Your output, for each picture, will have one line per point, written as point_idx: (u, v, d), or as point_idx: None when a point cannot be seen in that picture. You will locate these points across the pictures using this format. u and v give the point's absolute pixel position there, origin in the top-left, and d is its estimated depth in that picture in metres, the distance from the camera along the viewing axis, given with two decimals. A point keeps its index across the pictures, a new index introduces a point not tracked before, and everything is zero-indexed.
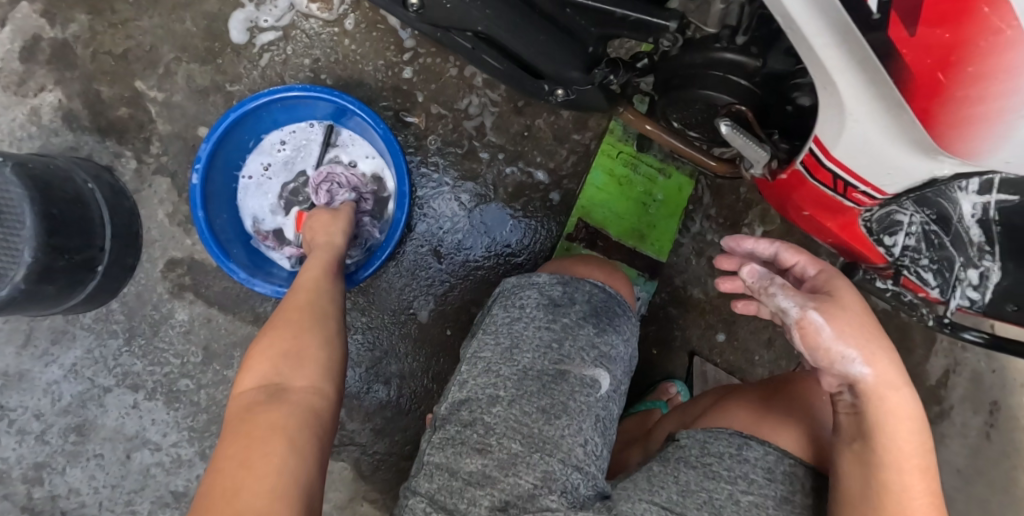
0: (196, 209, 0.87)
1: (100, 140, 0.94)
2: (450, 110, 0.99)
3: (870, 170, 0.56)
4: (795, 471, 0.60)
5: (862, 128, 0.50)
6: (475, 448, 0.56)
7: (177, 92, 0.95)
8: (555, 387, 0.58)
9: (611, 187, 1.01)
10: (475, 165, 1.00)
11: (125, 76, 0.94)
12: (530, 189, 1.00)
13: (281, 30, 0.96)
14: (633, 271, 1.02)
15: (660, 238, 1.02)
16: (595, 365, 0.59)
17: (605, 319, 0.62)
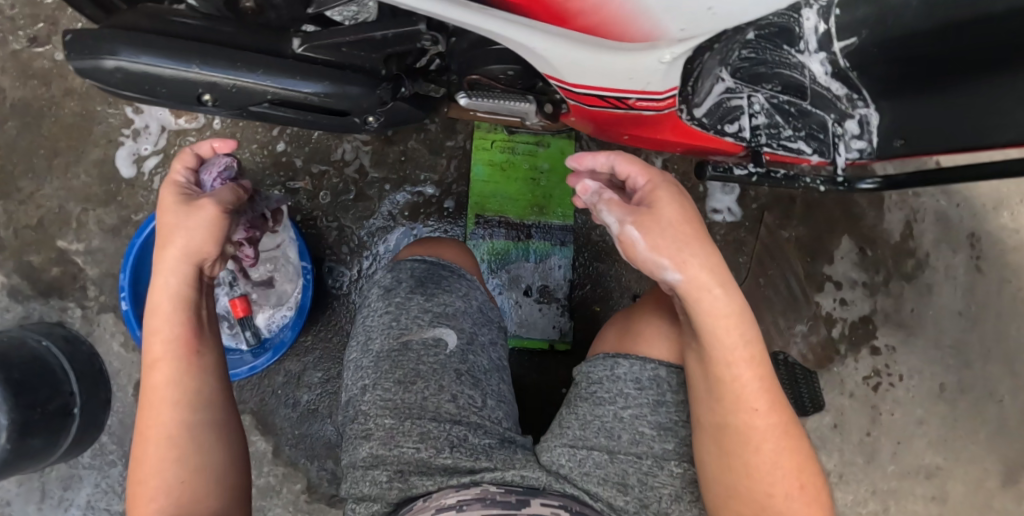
0: (134, 332, 0.96)
1: (45, 302, 1.04)
2: (329, 163, 1.07)
3: (611, 83, 0.63)
4: (660, 374, 0.66)
5: (556, 52, 0.58)
6: (364, 437, 0.67)
7: (93, 237, 1.05)
8: (405, 359, 0.68)
9: (497, 175, 1.07)
10: (369, 204, 1.07)
11: (47, 240, 1.04)
12: (424, 204, 1.07)
13: (162, 152, 1.06)
14: (546, 243, 1.07)
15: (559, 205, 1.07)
16: (434, 325, 0.69)
17: (430, 287, 0.72)
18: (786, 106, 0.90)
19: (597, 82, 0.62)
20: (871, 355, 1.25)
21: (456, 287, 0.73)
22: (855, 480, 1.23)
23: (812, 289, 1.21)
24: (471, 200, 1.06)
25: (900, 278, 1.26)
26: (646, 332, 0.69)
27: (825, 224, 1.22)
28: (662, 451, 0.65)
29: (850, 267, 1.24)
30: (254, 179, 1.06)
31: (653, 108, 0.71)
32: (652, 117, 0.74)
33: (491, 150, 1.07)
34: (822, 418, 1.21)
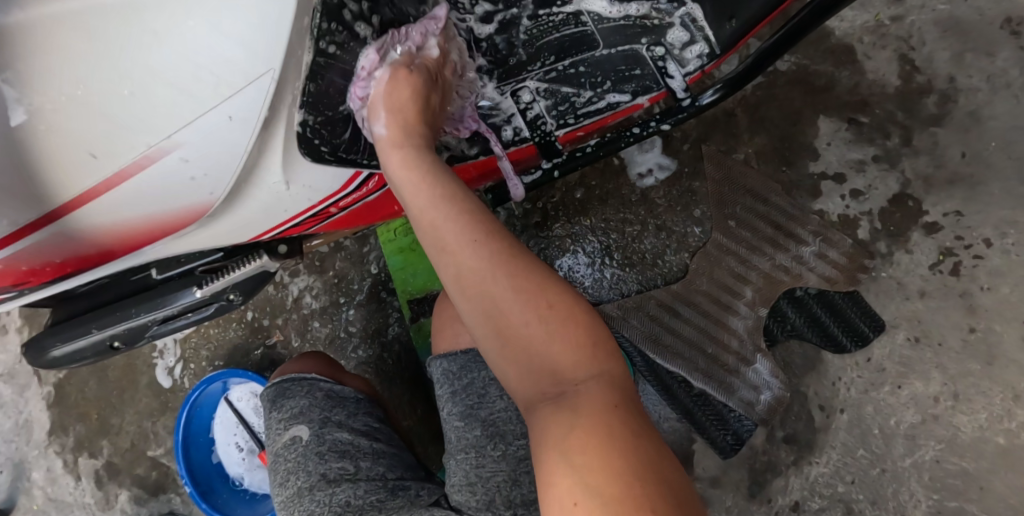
0: (201, 505, 1.09)
1: (157, 504, 1.26)
2: (286, 309, 1.15)
3: (276, 221, 0.63)
4: (447, 370, 0.88)
5: (197, 241, 0.61)
6: (289, 504, 0.87)
7: (167, 441, 1.25)
8: (290, 452, 0.90)
9: (411, 257, 1.05)
10: (328, 330, 1.12)
11: (138, 457, 1.26)
12: (374, 311, 1.10)
13: (179, 356, 1.23)
14: None
15: None
16: (294, 426, 0.91)
17: (286, 392, 0.95)
18: (572, 70, 0.77)
19: (265, 225, 0.63)
20: (929, 235, 0.97)
21: (301, 389, 0.95)
22: (978, 391, 0.95)
23: (806, 197, 0.99)
24: (400, 289, 1.05)
25: (924, 126, 0.99)
26: (441, 327, 0.94)
27: (786, 119, 1.01)
28: (475, 439, 0.83)
29: (846, 149, 1.00)
30: (246, 350, 1.17)
31: (368, 193, 0.68)
32: (394, 189, 0.70)
33: (396, 238, 1.05)
34: (901, 334, 0.96)
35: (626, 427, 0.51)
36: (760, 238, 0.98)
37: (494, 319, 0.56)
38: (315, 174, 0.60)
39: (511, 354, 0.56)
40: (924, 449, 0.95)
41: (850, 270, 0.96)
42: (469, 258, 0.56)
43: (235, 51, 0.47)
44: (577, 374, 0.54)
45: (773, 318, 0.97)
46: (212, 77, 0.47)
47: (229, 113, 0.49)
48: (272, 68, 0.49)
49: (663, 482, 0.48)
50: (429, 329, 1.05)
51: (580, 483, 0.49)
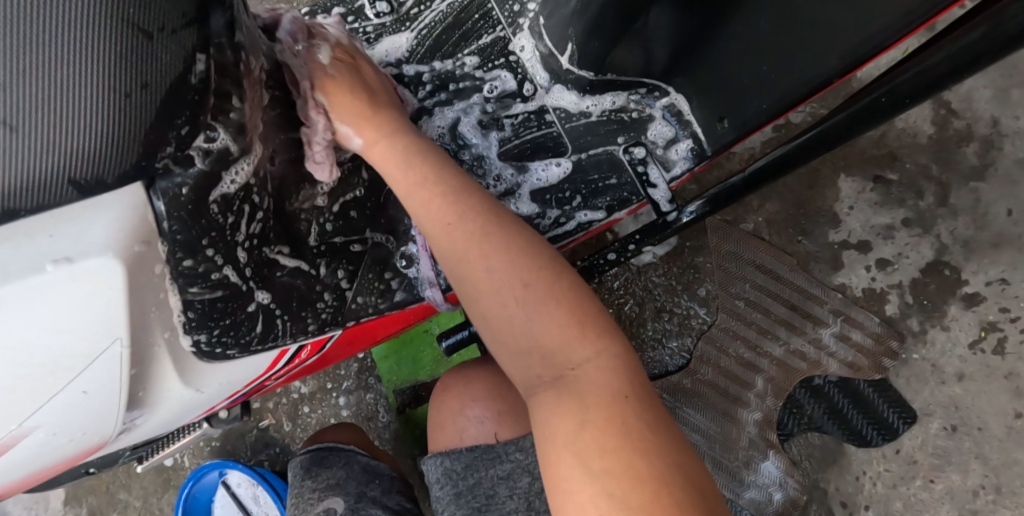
0: None
1: None
2: (278, 392, 1.10)
3: (193, 413, 0.57)
4: (448, 469, 0.69)
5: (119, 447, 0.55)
6: None
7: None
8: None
9: (393, 346, 0.99)
10: (319, 416, 1.08)
11: None
12: (364, 398, 1.05)
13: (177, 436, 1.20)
14: None
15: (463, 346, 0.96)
16: (326, 499, 0.85)
17: (319, 464, 0.91)
18: (540, 183, 0.68)
19: (179, 419, 0.57)
20: (969, 308, 0.86)
21: (339, 459, 0.92)
22: None
23: (826, 269, 0.89)
24: (385, 378, 1.00)
25: (964, 181, 0.87)
26: (441, 424, 0.75)
27: (800, 181, 0.90)
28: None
29: (871, 212, 0.88)
30: (240, 433, 1.13)
31: (303, 361, 0.63)
32: (333, 349, 0.65)
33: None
34: (937, 421, 0.86)
35: (628, 409, 0.47)
36: (772, 320, 0.88)
37: (502, 304, 0.52)
38: (218, 375, 0.52)
39: (531, 335, 0.51)
40: None
41: (875, 353, 0.86)
42: (489, 236, 0.53)
43: (70, 337, 0.38)
44: (584, 354, 0.50)
45: (788, 408, 0.88)
46: (45, 370, 0.38)
47: (85, 388, 0.41)
48: (119, 337, 0.40)
49: (682, 474, 0.44)
50: (418, 419, 1.00)
51: (603, 493, 0.44)
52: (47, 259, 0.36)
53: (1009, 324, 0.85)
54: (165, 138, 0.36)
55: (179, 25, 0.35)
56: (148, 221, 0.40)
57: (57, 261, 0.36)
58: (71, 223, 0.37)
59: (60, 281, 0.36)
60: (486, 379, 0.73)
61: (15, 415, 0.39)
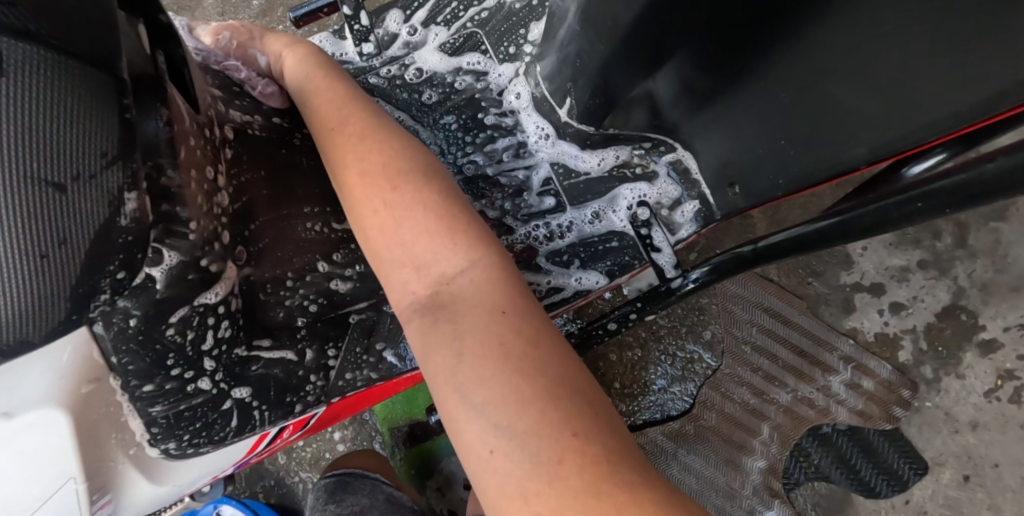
0: None
1: None
2: None
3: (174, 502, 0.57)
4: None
5: None
6: None
7: None
8: None
9: None
10: (315, 449, 1.06)
11: None
12: (359, 433, 1.02)
13: None
14: None
15: None
16: None
17: (341, 490, 0.85)
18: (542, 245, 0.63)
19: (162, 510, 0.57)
20: (985, 356, 0.83)
21: (363, 487, 0.85)
22: None
23: (836, 313, 0.85)
24: (377, 416, 0.96)
25: (983, 220, 0.83)
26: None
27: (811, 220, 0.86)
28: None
29: (886, 253, 0.84)
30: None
31: (288, 442, 0.61)
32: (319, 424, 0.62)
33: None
34: (950, 471, 0.83)
35: (537, 325, 0.41)
36: (778, 365, 0.85)
37: (376, 214, 0.46)
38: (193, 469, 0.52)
39: (412, 261, 0.45)
40: None
41: (886, 401, 0.83)
42: (382, 157, 0.47)
43: (20, 480, 0.40)
44: (457, 261, 0.44)
45: (794, 457, 0.85)
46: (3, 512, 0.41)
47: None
48: (73, 475, 0.41)
49: (584, 401, 0.38)
50: (410, 460, 0.96)
51: (490, 426, 0.38)
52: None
53: None
54: (96, 288, 0.32)
55: (99, 167, 0.30)
56: (94, 361, 0.41)
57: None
58: (17, 376, 0.39)
59: (8, 432, 0.39)
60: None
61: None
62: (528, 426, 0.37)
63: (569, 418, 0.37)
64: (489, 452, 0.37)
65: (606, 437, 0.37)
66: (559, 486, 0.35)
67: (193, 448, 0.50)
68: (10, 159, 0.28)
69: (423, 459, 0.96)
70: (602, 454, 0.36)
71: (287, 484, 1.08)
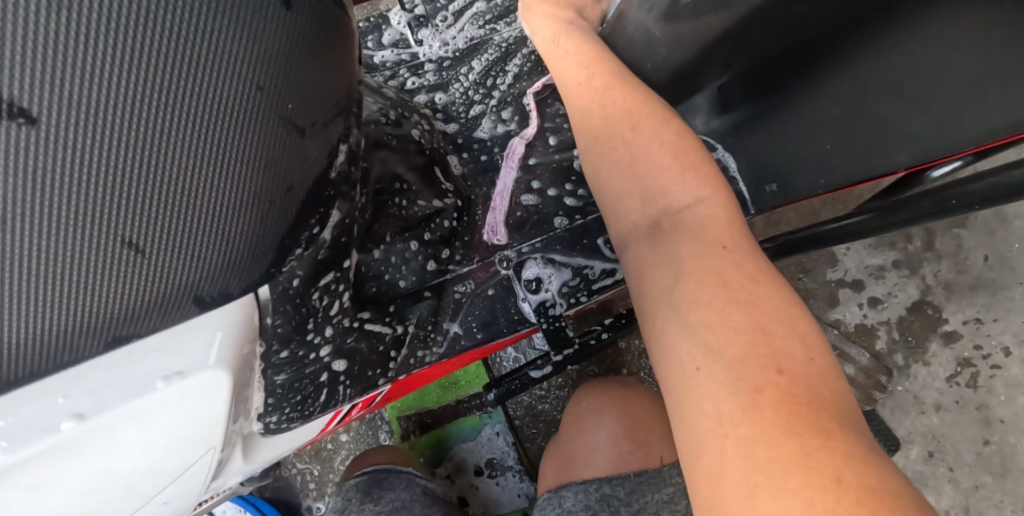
0: None
1: None
2: None
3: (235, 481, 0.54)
4: (606, 494, 0.74)
5: None
6: None
7: None
8: None
9: None
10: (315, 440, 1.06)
11: None
12: (364, 423, 1.03)
13: None
14: (475, 414, 0.96)
15: (470, 376, 0.95)
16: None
17: (377, 485, 0.86)
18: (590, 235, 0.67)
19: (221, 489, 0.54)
20: (947, 345, 0.94)
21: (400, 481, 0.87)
22: (991, 505, 0.92)
23: (823, 305, 0.94)
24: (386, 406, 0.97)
25: (948, 226, 0.95)
26: (584, 452, 0.80)
27: None
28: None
29: (866, 253, 0.94)
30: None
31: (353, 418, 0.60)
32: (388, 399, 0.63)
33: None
34: (918, 448, 0.93)
35: (756, 273, 0.48)
36: None
37: (637, 190, 0.54)
38: (276, 445, 0.51)
39: (655, 198, 0.53)
40: None
41: (867, 386, 0.92)
42: (659, 137, 0.54)
43: (166, 452, 0.37)
44: (687, 199, 0.52)
45: None
46: (134, 484, 0.37)
47: (166, 500, 0.40)
48: (212, 445, 0.39)
49: (798, 342, 0.44)
50: (420, 447, 0.98)
51: (700, 345, 0.45)
52: (160, 376, 0.34)
53: (980, 359, 0.94)
54: (297, 240, 0.35)
55: (329, 119, 0.34)
56: (251, 318, 0.38)
57: (168, 378, 0.34)
58: (181, 335, 0.35)
59: (170, 397, 0.35)
60: (632, 409, 0.81)
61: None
62: (738, 353, 0.44)
63: (780, 353, 0.44)
64: (693, 368, 0.45)
65: (797, 371, 0.43)
66: (753, 407, 0.41)
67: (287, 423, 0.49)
68: (272, 99, 0.30)
69: (433, 447, 0.97)
70: (813, 398, 0.42)
71: (281, 476, 1.07)
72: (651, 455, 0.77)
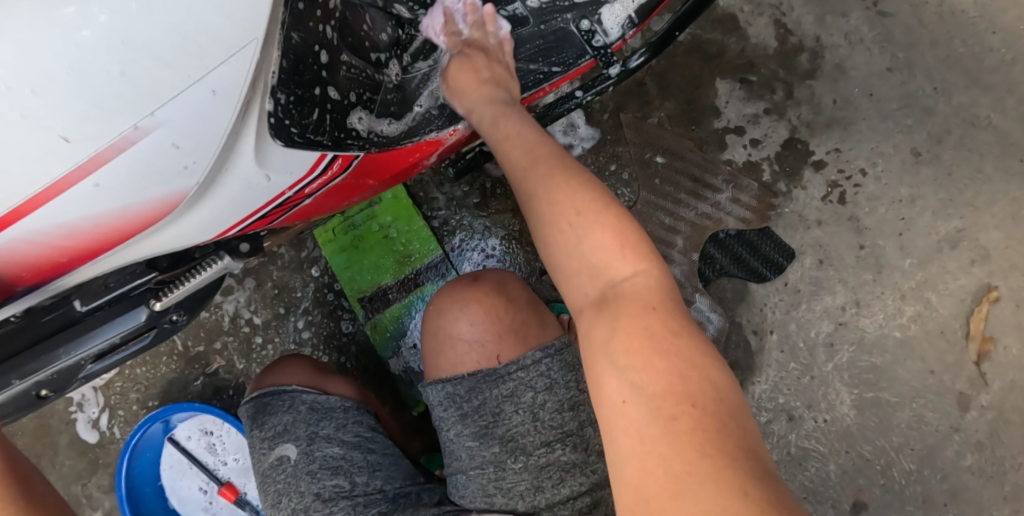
0: None
1: None
2: (228, 333, 1.08)
3: (245, 204, 0.59)
4: (452, 393, 0.84)
5: (185, 233, 0.57)
6: (460, 473, 0.84)
7: (103, 502, 1.11)
8: (281, 473, 0.84)
9: (355, 255, 1.04)
10: (276, 346, 1.08)
11: None
12: (324, 317, 1.07)
13: (105, 406, 1.10)
14: (431, 284, 1.04)
15: (423, 246, 1.04)
16: (278, 447, 0.85)
17: (262, 412, 0.89)
18: (515, 46, 0.81)
19: (237, 215, 0.59)
20: (817, 172, 1.12)
21: (284, 402, 0.89)
22: (874, 296, 1.12)
23: (715, 150, 1.11)
24: (346, 288, 1.03)
25: (802, 79, 1.15)
26: (440, 347, 0.88)
27: (689, 83, 1.12)
28: (492, 455, 0.81)
29: (742, 104, 1.12)
30: (184, 384, 1.09)
31: (334, 177, 0.65)
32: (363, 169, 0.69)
33: (336, 238, 1.04)
34: (810, 257, 1.10)
35: (668, 326, 0.56)
36: (682, 192, 1.09)
37: (569, 253, 0.62)
38: (289, 161, 0.58)
39: (593, 268, 0.61)
40: (840, 353, 1.11)
41: (760, 209, 1.09)
42: (577, 220, 0.62)
43: (233, 21, 0.48)
44: (627, 272, 0.60)
45: (703, 260, 1.09)
46: (202, 48, 0.47)
47: (214, 88, 0.49)
48: (255, 38, 0.49)
49: (681, 380, 0.53)
50: (384, 323, 1.03)
51: (627, 381, 0.54)
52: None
53: (844, 180, 1.13)
54: None
55: None
56: None
57: None
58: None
59: None
60: (481, 304, 0.88)
61: (163, 90, 0.47)
62: (656, 390, 0.52)
63: (694, 393, 0.52)
64: (621, 400, 0.53)
65: (714, 411, 0.51)
66: (670, 431, 0.50)
67: (291, 138, 0.57)
68: None
69: (397, 323, 1.04)
70: (714, 416, 0.51)
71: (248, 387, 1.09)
72: (490, 354, 0.85)
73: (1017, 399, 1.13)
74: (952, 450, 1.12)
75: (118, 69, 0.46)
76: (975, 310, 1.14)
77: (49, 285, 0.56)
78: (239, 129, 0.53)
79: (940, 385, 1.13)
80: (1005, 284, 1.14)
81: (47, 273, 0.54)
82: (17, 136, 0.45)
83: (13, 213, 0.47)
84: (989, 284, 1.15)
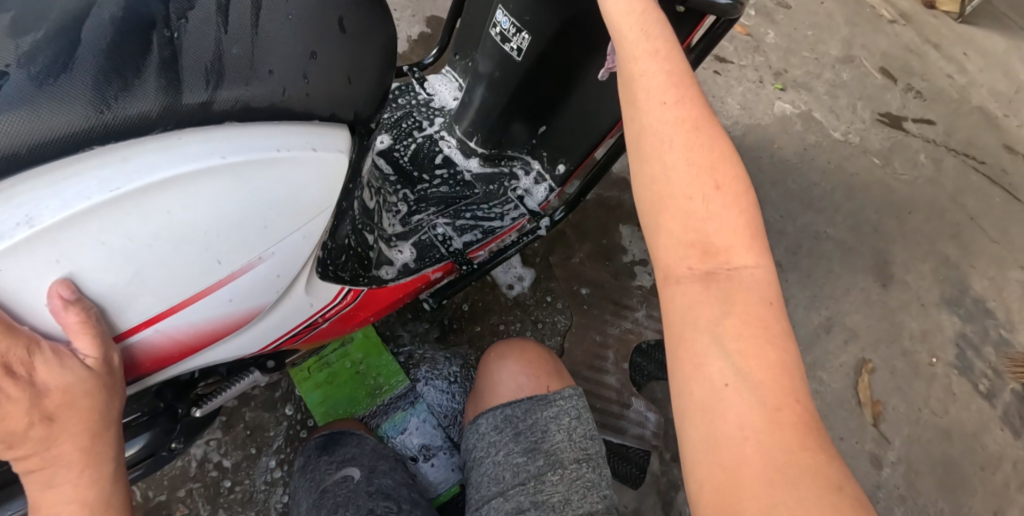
0: None
1: None
2: (193, 480, 1.11)
3: (284, 325, 0.84)
4: (509, 414, 0.95)
5: (244, 337, 0.80)
6: (500, 498, 0.89)
7: None
8: (330, 489, 0.94)
9: (326, 393, 1.15)
10: (245, 488, 1.12)
11: None
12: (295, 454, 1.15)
13: None
14: (397, 414, 1.18)
15: (390, 379, 1.19)
16: (341, 468, 0.97)
17: (326, 446, 1.03)
18: (471, 205, 1.15)
19: (279, 325, 0.83)
20: None
21: (351, 439, 1.04)
22: None
23: (626, 278, 1.38)
24: (321, 421, 1.13)
25: None
26: (494, 386, 1.03)
27: (599, 230, 1.41)
28: (535, 468, 0.89)
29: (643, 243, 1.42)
30: None
31: (345, 306, 0.92)
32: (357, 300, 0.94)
33: (311, 375, 1.15)
34: None
35: (774, 325, 0.52)
36: (607, 313, 1.35)
37: (686, 196, 0.55)
38: (323, 290, 0.85)
39: (707, 245, 0.53)
40: None
41: None
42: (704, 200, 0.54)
43: (325, 197, 0.70)
44: (746, 260, 0.53)
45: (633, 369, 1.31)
46: (305, 210, 0.69)
47: (304, 235, 0.72)
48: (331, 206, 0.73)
49: (777, 387, 0.49)
50: None
51: (730, 366, 0.50)
52: (339, 146, 0.68)
53: None
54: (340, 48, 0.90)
55: None
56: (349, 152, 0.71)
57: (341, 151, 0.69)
58: (335, 126, 0.68)
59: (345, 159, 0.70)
60: (531, 353, 1.07)
61: (275, 236, 0.69)
62: (762, 380, 0.49)
63: (786, 395, 0.49)
64: (722, 384, 0.50)
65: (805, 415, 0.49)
66: (773, 425, 0.48)
67: (325, 273, 0.83)
68: None
69: None
70: (807, 426, 0.48)
71: None
72: (542, 386, 1.01)
73: (918, 451, 1.35)
74: (882, 506, 1.30)
75: (259, 226, 0.66)
76: (860, 380, 1.38)
77: (155, 369, 0.73)
78: (291, 282, 0.78)
79: (851, 447, 1.33)
80: (876, 356, 1.41)
81: (170, 358, 0.72)
82: (190, 263, 0.63)
83: (167, 312, 0.65)
84: (864, 358, 1.40)
